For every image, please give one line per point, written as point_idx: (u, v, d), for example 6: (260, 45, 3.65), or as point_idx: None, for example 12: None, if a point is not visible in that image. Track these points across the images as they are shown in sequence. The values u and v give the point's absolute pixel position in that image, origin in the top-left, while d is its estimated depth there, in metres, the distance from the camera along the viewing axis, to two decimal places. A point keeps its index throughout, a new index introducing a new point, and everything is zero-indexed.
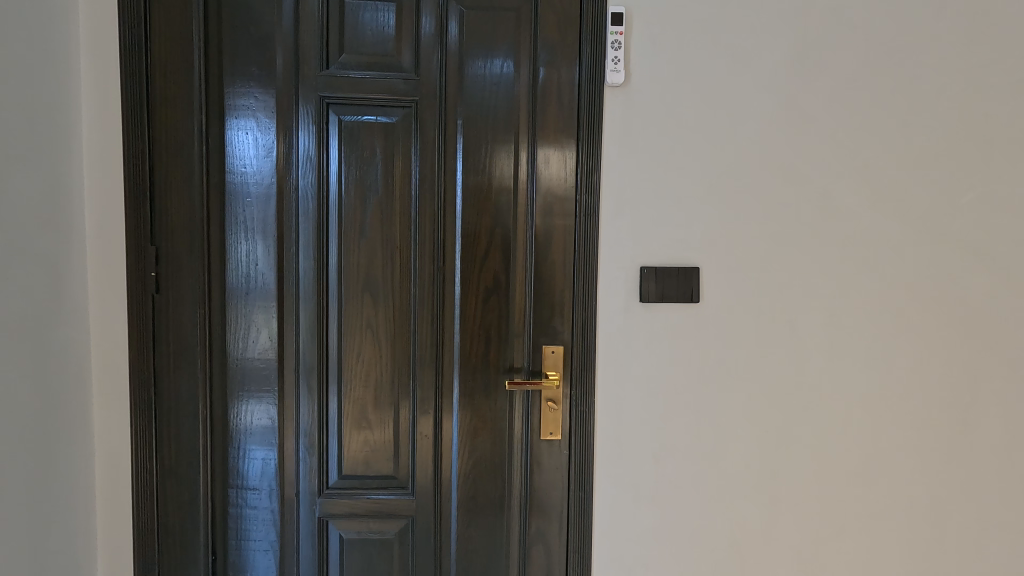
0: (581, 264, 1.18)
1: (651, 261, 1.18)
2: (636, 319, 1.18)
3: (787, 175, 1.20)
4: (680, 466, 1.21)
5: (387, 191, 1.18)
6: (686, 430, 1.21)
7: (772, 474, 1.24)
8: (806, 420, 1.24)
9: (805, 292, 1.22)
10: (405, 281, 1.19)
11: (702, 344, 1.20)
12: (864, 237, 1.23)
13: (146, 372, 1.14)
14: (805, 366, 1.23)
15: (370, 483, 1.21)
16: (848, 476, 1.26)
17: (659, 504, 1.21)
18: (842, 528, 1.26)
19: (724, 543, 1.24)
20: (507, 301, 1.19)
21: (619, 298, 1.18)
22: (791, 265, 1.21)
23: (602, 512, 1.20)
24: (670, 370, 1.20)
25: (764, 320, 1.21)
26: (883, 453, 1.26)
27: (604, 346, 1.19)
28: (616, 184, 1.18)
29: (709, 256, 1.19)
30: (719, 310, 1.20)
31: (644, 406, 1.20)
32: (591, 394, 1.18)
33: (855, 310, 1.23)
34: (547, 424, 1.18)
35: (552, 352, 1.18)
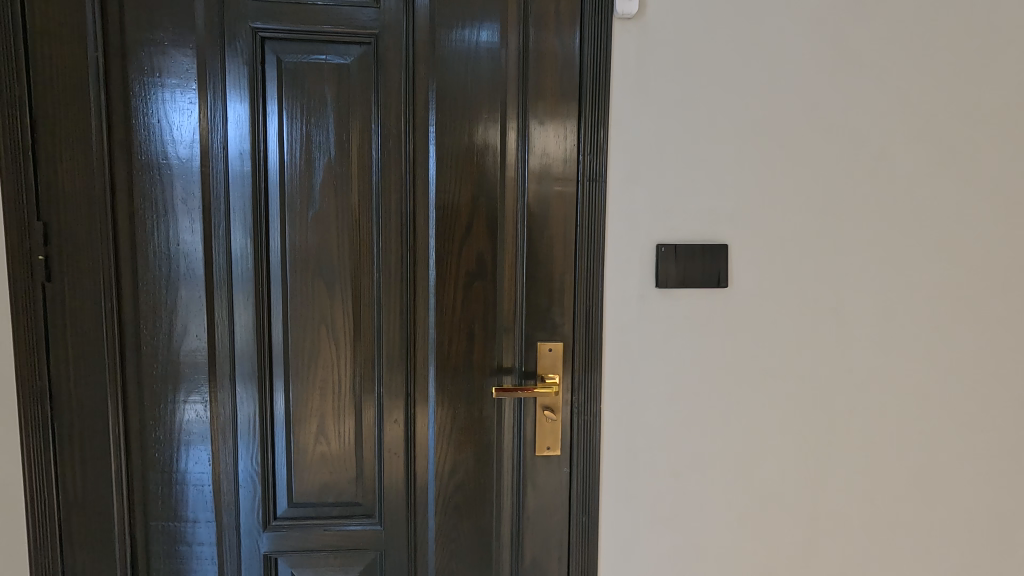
0: (585, 242, 0.96)
1: (670, 238, 0.97)
2: (652, 309, 0.97)
3: (831, 131, 0.99)
4: (703, 482, 1.01)
5: (343, 152, 0.94)
6: (711, 439, 1.01)
7: (814, 494, 1.03)
8: (857, 428, 1.03)
9: (854, 273, 1.01)
10: (367, 263, 0.97)
11: (730, 335, 1.00)
12: (926, 208, 1.01)
13: (37, 382, 0.90)
14: (855, 363, 1.02)
15: (331, 512, 0.99)
16: (907, 496, 1.04)
17: (678, 528, 1.01)
18: (899, 558, 1.05)
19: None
20: (495, 289, 0.97)
21: (631, 282, 0.97)
22: (835, 239, 1.00)
23: (610, 540, 1.00)
24: (691, 368, 1.00)
25: (804, 306, 1.01)
26: (953, 470, 1.04)
27: (613, 342, 0.97)
28: (628, 142, 0.96)
29: (740, 230, 0.98)
30: (749, 294, 0.99)
31: (661, 413, 0.99)
32: (598, 400, 0.97)
33: (916, 296, 1.02)
34: (544, 437, 0.97)
35: (549, 350, 0.97)
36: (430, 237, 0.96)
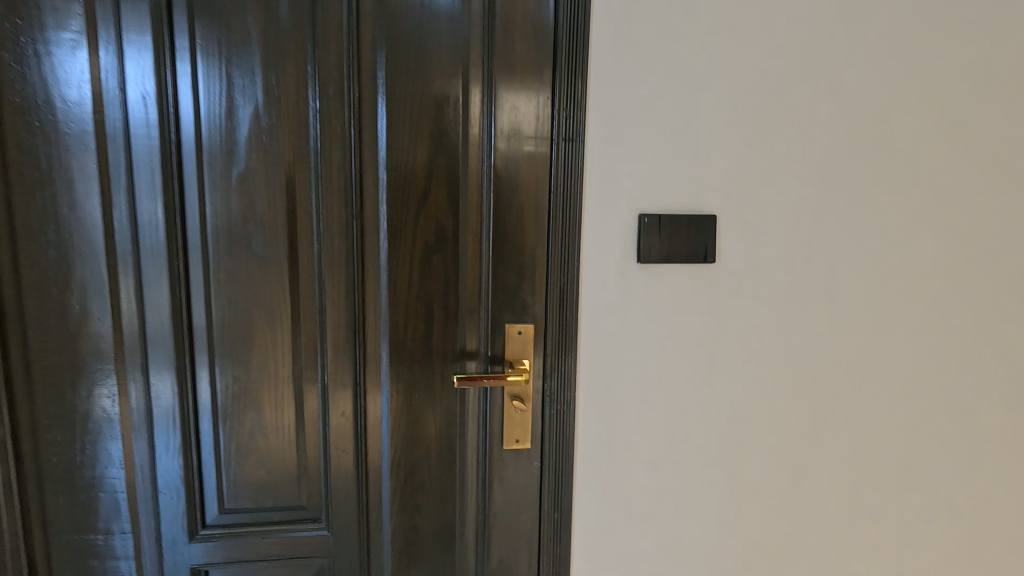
0: (559, 211, 0.85)
1: (654, 208, 0.87)
2: (632, 287, 0.88)
3: (829, 92, 0.90)
4: (682, 473, 0.94)
5: (274, 99, 0.79)
6: (692, 427, 0.94)
7: (796, 481, 0.98)
8: (842, 413, 0.97)
9: (846, 248, 0.94)
10: (306, 233, 0.83)
11: (715, 316, 0.91)
12: (923, 178, 0.94)
13: None
14: (843, 345, 0.96)
15: (269, 518, 0.87)
16: (888, 482, 1.00)
17: (655, 521, 0.94)
18: (879, 545, 1.02)
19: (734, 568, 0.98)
20: (456, 263, 0.85)
21: (609, 257, 0.86)
22: (828, 212, 0.93)
23: (583, 538, 0.92)
24: (673, 352, 0.91)
25: (793, 284, 0.93)
26: (935, 453, 1.01)
27: (589, 324, 0.88)
28: (608, 97, 0.84)
29: (729, 199, 0.89)
30: (737, 271, 0.91)
31: (640, 401, 0.91)
32: (572, 387, 0.88)
33: (907, 273, 0.96)
34: (513, 429, 0.88)
35: (519, 334, 0.86)
36: (381, 203, 0.83)
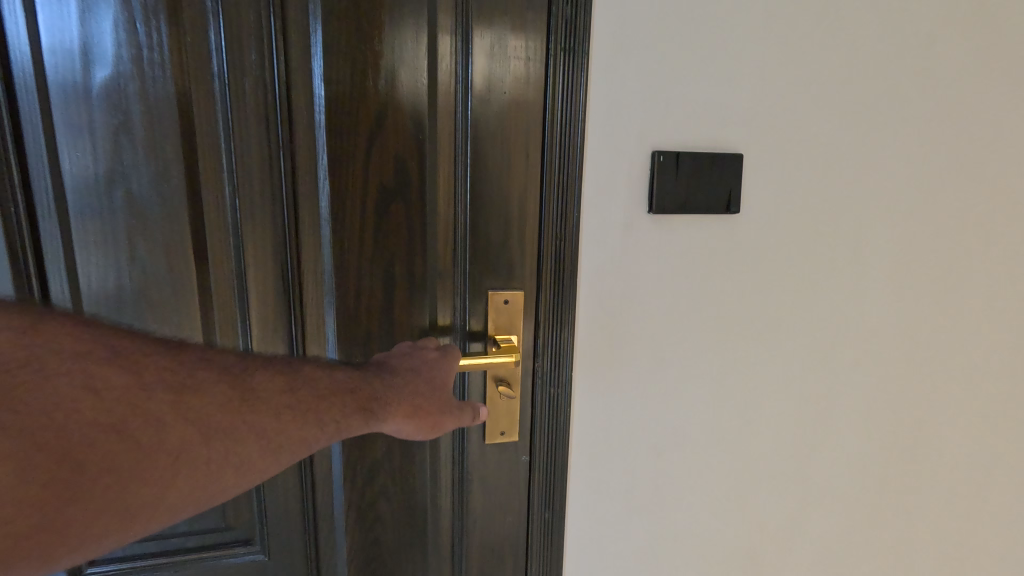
0: (556, 146, 0.66)
1: (668, 143, 0.70)
2: (642, 244, 0.72)
3: (872, 6, 0.75)
4: (689, 456, 0.82)
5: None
6: (700, 405, 0.81)
7: (807, 460, 0.88)
8: (860, 384, 0.87)
9: (871, 200, 0.82)
10: (213, 170, 0.60)
11: (732, 276, 0.78)
12: (960, 120, 0.83)
13: None
14: (863, 311, 0.85)
15: (183, 544, 0.69)
16: (900, 460, 0.92)
17: (657, 512, 0.82)
18: (887, 526, 0.94)
19: (737, 558, 0.88)
20: (424, 213, 0.66)
21: (615, 204, 0.70)
22: (861, 153, 0.79)
23: (578, 537, 0.79)
24: (683, 318, 0.77)
25: (818, 238, 0.80)
26: (947, 428, 0.93)
27: (589, 288, 0.71)
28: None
29: (754, 139, 0.74)
30: (759, 223, 0.76)
31: (644, 377, 0.77)
32: (569, 367, 0.72)
33: (938, 225, 0.85)
34: (497, 418, 0.72)
35: (505, 304, 0.69)
36: (319, 130, 0.61)
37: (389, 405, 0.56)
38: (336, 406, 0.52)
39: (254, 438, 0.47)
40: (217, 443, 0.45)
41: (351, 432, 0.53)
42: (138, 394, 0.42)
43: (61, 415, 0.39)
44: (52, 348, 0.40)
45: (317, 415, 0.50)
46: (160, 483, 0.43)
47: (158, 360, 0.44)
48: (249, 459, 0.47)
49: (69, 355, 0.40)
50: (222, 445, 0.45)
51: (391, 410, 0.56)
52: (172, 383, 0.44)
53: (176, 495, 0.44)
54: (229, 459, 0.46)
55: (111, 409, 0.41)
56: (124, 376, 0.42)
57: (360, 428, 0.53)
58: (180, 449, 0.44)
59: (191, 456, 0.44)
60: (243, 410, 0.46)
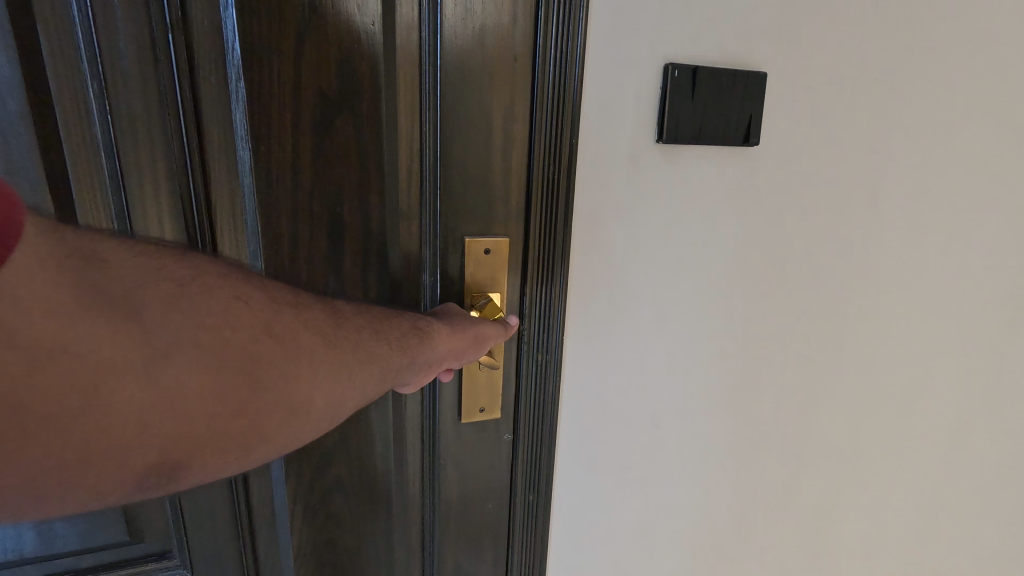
0: (549, 46, 0.51)
1: (683, 55, 0.57)
2: (647, 180, 0.60)
3: None
4: (690, 427, 0.72)
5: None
6: (705, 370, 0.70)
7: (816, 432, 0.79)
8: (883, 349, 0.77)
9: (925, 136, 0.69)
10: (70, 63, 0.44)
11: (753, 222, 0.65)
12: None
13: None
14: (899, 268, 0.74)
15: (75, 566, 0.56)
16: (906, 435, 0.85)
17: (651, 488, 0.73)
18: (885, 500, 0.88)
19: (733, 534, 0.81)
20: (375, 133, 0.50)
21: (617, 128, 0.57)
22: (913, 76, 0.66)
23: (563, 519, 0.69)
24: (694, 272, 0.65)
25: (855, 179, 0.68)
26: (958, 405, 0.86)
27: (584, 232, 0.59)
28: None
29: (790, 55, 0.61)
30: (786, 158, 0.64)
31: (646, 339, 0.66)
32: (560, 327, 0.61)
33: (988, 167, 0.73)
34: (477, 392, 0.60)
35: (485, 253, 0.55)
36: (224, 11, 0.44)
37: (434, 331, 0.48)
38: (396, 328, 0.46)
39: (337, 362, 0.40)
40: (310, 368, 0.38)
41: (419, 355, 0.47)
42: (252, 311, 0.36)
43: (184, 333, 0.32)
44: (165, 264, 0.34)
45: (383, 337, 0.45)
46: (275, 418, 0.36)
47: (253, 282, 0.38)
48: (341, 385, 0.40)
49: (184, 273, 0.34)
50: (312, 370, 0.39)
51: (442, 330, 0.49)
52: (271, 303, 0.38)
53: (283, 429, 0.37)
54: (324, 384, 0.39)
55: (232, 327, 0.34)
56: (237, 299, 0.35)
57: (425, 351, 0.47)
58: (284, 373, 0.37)
59: (291, 384, 0.37)
60: (326, 328, 0.41)
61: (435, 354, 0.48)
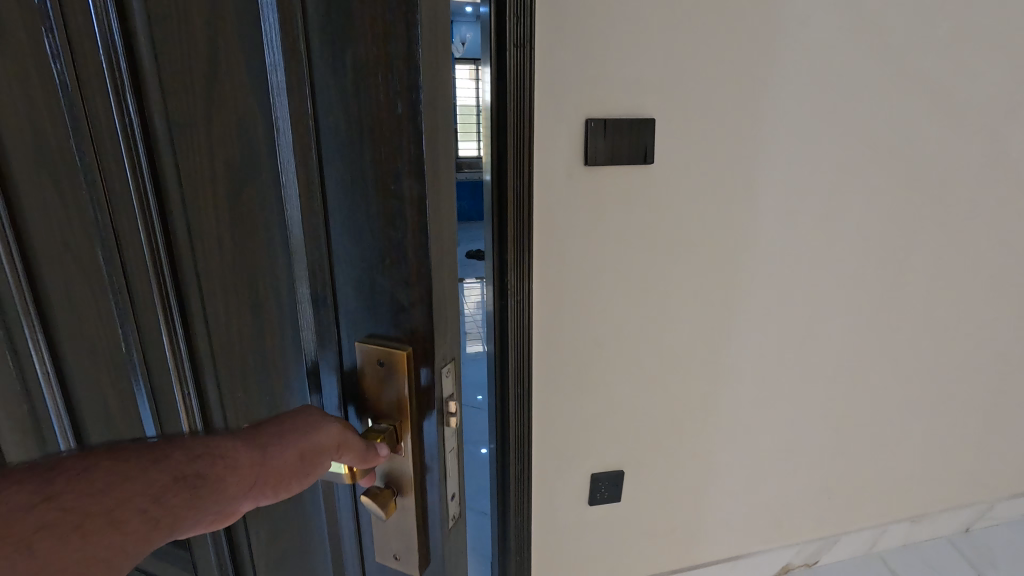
0: (384, 130, 0.36)
1: (598, 112, 0.93)
2: (580, 205, 0.97)
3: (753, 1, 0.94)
4: (621, 351, 1.09)
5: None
6: (629, 311, 1.07)
7: (718, 359, 1.15)
8: (756, 305, 1.13)
9: (763, 164, 1.03)
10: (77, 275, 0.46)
11: (655, 214, 1.01)
12: (844, 87, 1.03)
13: None
14: (762, 247, 1.09)
15: None
16: (785, 367, 1.20)
17: (596, 389, 1.11)
18: (778, 416, 1.24)
19: (663, 428, 1.18)
20: (266, 237, 0.44)
21: (560, 157, 0.94)
22: (748, 123, 1.00)
23: (539, 404, 1.09)
24: (618, 245, 1.02)
25: (722, 190, 1.03)
26: (827, 340, 1.20)
27: (544, 219, 0.96)
28: (516, 16, 0.83)
29: (670, 107, 0.95)
30: (671, 176, 0.99)
31: (585, 292, 1.03)
32: (530, 316, 1.00)
33: (818, 179, 1.07)
34: (392, 532, 0.45)
35: (378, 365, 0.41)
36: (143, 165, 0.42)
37: (231, 470, 0.34)
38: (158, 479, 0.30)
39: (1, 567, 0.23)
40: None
41: (183, 522, 0.31)
42: None
43: None
44: None
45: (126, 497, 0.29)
46: None
47: None
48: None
49: None
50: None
51: (241, 455, 0.35)
52: None
53: None
54: None
55: None
56: None
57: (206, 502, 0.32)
58: None
59: None
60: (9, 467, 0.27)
61: (221, 505, 0.33)
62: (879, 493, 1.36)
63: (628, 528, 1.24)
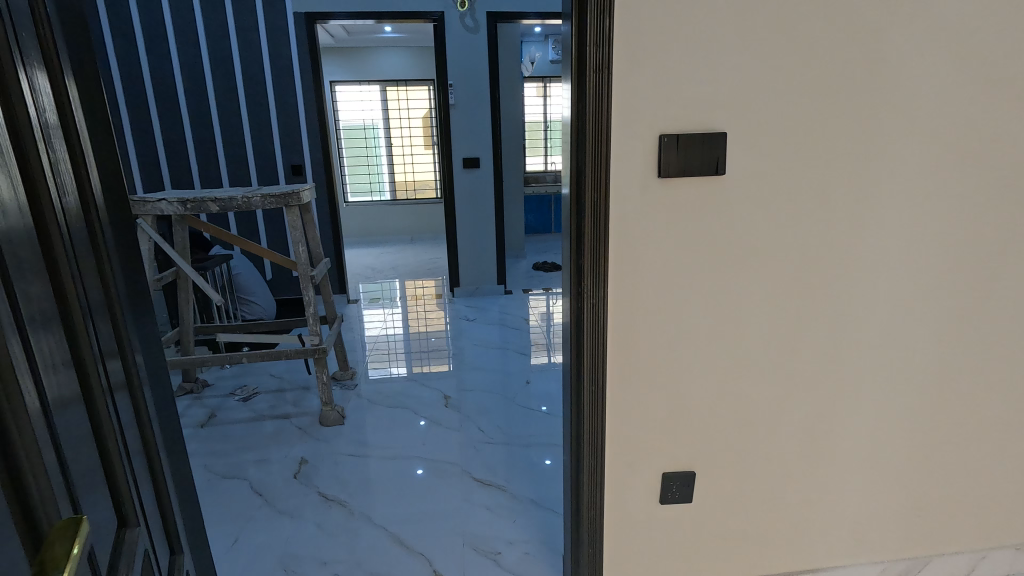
0: None
1: (670, 127, 0.99)
2: (650, 217, 1.03)
3: (825, 17, 0.97)
4: (691, 356, 1.13)
5: (80, 174, 0.73)
6: (701, 317, 1.11)
7: (791, 366, 1.16)
8: (832, 314, 1.13)
9: (837, 174, 1.05)
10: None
11: (726, 223, 1.05)
12: (925, 93, 1.02)
13: (147, 315, 0.95)
14: (837, 256, 1.09)
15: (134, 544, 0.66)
16: (863, 377, 1.18)
17: (666, 392, 1.15)
18: (857, 428, 1.21)
19: (735, 433, 1.20)
20: None
21: (633, 171, 1.00)
22: (820, 135, 1.02)
23: (612, 407, 1.14)
24: (689, 254, 1.06)
25: (793, 199, 1.05)
26: (909, 352, 1.17)
27: (617, 230, 1.03)
28: (595, 44, 0.93)
29: (744, 120, 1.00)
30: (742, 185, 1.03)
31: (657, 299, 1.08)
32: (604, 314, 1.07)
33: (896, 188, 1.07)
34: None
35: None
36: None
37: None
38: None
39: None
40: None
41: None
42: None
43: None
44: None
45: None
46: None
47: None
48: None
49: None
50: None
51: None
52: None
53: None
54: None
55: None
56: None
57: None
58: None
59: None
60: None
61: None
62: (968, 514, 1.30)
63: (698, 531, 1.26)
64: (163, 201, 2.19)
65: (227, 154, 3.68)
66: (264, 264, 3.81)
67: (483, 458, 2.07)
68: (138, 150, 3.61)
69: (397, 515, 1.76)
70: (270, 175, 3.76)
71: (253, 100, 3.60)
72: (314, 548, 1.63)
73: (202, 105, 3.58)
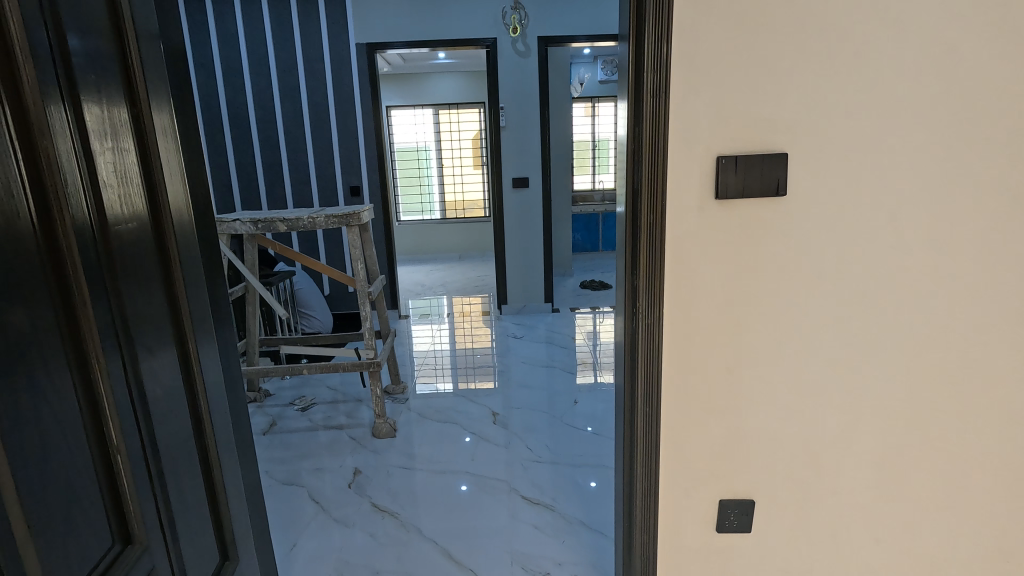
0: None
1: (729, 149, 0.99)
2: (708, 239, 1.03)
3: (895, 36, 0.94)
4: (750, 379, 1.10)
5: (160, 196, 0.80)
6: (760, 339, 1.08)
7: (860, 394, 1.11)
8: (904, 340, 1.08)
9: (908, 194, 1.01)
10: None
11: (787, 244, 1.03)
12: (1008, 110, 0.97)
13: (227, 325, 1.02)
14: (910, 279, 1.04)
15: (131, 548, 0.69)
16: (940, 408, 1.11)
17: (722, 416, 1.12)
18: (933, 462, 1.14)
19: (796, 461, 1.15)
20: None
21: (690, 192, 1.00)
22: (889, 155, 0.99)
23: (665, 428, 1.12)
24: (748, 275, 1.05)
25: (860, 221, 1.02)
26: (993, 383, 1.09)
27: (674, 252, 1.03)
28: (654, 69, 0.94)
29: (809, 141, 0.98)
30: (805, 206, 1.01)
31: (714, 321, 1.07)
32: (658, 333, 1.06)
33: (976, 208, 1.01)
34: None
35: None
36: None
37: None
38: None
39: None
40: None
41: None
42: None
43: None
44: None
45: None
46: None
47: None
48: None
49: None
50: None
51: None
52: None
53: None
54: None
55: None
56: None
57: None
58: None
59: None
60: None
61: None
62: None
63: (757, 562, 1.21)
64: (237, 220, 2.37)
65: (292, 176, 3.93)
66: (324, 280, 4.01)
67: (530, 476, 2.06)
68: (214, 173, 3.90)
69: (443, 529, 1.78)
70: (330, 195, 3.97)
71: (316, 125, 3.84)
72: (366, 557, 1.67)
73: (270, 132, 3.85)
